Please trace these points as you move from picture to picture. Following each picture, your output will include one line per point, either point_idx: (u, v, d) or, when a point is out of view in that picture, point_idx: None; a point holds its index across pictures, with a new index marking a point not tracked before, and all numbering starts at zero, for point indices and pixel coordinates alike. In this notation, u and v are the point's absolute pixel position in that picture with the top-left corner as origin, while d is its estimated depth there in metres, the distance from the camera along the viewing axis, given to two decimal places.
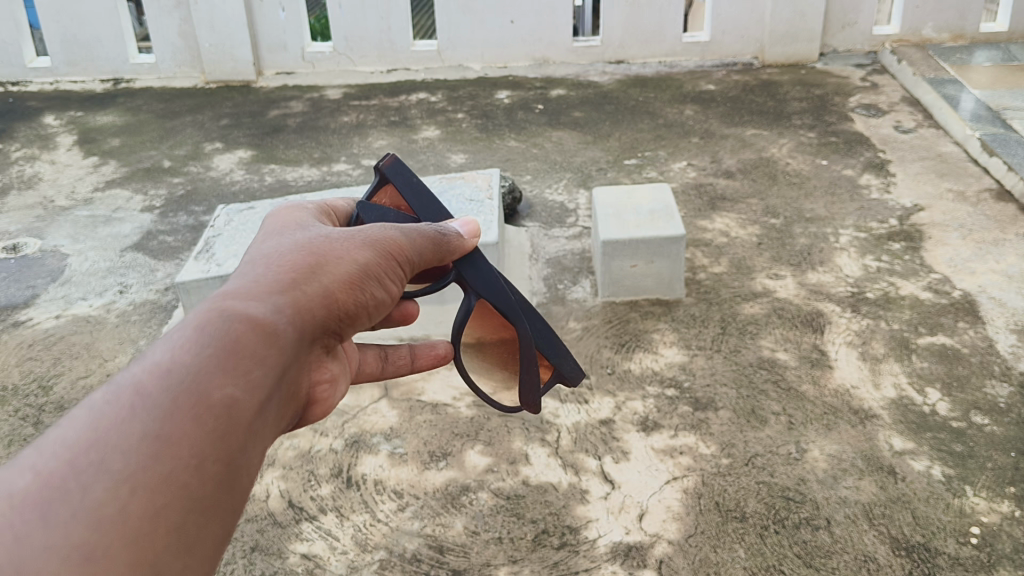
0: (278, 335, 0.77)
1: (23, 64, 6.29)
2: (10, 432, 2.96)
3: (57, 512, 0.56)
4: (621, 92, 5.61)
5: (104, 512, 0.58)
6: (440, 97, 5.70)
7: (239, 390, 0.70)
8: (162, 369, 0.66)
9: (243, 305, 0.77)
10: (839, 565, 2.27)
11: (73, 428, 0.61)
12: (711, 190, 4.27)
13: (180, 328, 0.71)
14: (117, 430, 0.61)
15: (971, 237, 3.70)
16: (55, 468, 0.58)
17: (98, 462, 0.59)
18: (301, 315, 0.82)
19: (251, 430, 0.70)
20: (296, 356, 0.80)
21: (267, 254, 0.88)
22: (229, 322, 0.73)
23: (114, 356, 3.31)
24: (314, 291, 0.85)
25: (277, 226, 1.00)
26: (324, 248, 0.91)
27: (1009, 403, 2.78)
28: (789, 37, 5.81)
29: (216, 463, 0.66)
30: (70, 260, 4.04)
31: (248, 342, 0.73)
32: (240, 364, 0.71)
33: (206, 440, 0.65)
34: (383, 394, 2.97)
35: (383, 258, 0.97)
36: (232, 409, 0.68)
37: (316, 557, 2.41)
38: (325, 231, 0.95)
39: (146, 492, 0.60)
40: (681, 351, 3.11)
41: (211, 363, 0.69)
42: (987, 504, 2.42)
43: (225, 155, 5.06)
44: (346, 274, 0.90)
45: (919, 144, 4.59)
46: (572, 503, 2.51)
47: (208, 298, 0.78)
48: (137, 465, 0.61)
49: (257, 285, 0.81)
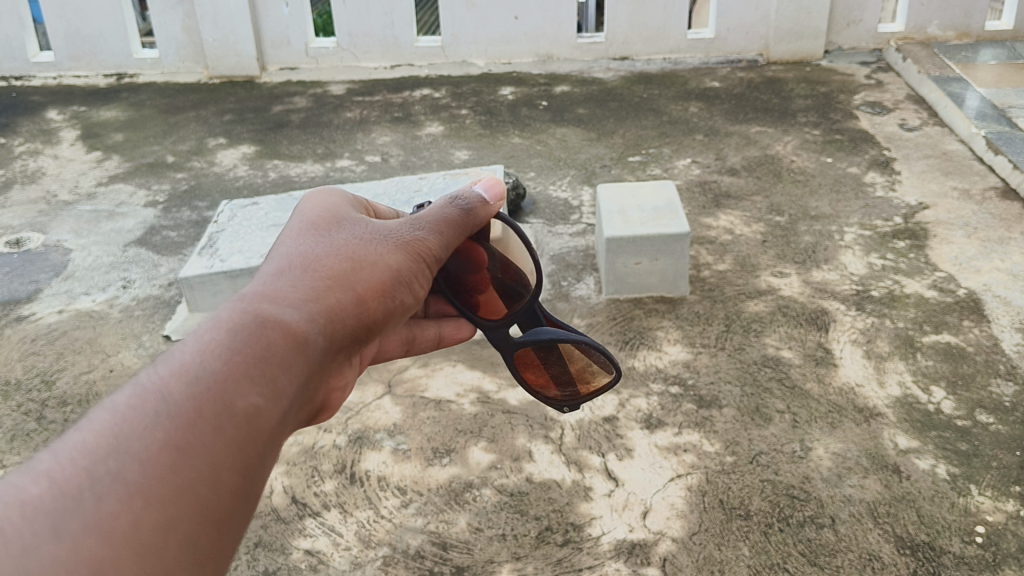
0: (308, 343, 0.80)
1: (25, 59, 6.27)
2: (12, 426, 2.95)
3: (70, 523, 0.57)
4: (625, 88, 5.59)
5: (116, 524, 0.58)
6: (444, 93, 5.69)
7: (262, 399, 0.71)
8: (188, 376, 0.68)
9: (276, 311, 0.79)
10: (844, 565, 2.26)
11: (93, 433, 0.62)
12: (715, 187, 4.26)
13: (209, 328, 0.73)
14: (137, 438, 0.62)
15: (977, 235, 3.69)
16: (68, 476, 0.59)
17: (115, 472, 0.60)
18: (332, 322, 0.84)
19: (270, 441, 0.71)
20: (323, 365, 0.83)
21: (297, 253, 0.90)
22: (261, 329, 0.75)
23: (117, 351, 3.31)
24: (345, 297, 0.88)
25: (301, 215, 1.01)
26: (362, 254, 0.94)
27: (1014, 403, 2.77)
28: (794, 35, 5.79)
29: (232, 474, 0.67)
30: (74, 254, 4.04)
31: (275, 350, 0.75)
32: (267, 374, 0.73)
33: (225, 449, 0.67)
34: (387, 391, 2.97)
35: (412, 260, 1.00)
36: (253, 419, 0.70)
37: (319, 553, 2.40)
38: (359, 232, 0.98)
39: (160, 504, 0.61)
40: (686, 349, 3.11)
41: (238, 371, 0.71)
42: (992, 504, 2.41)
43: (228, 150, 5.05)
44: (379, 280, 0.94)
45: (925, 142, 4.57)
46: (576, 500, 2.51)
47: (240, 299, 0.80)
48: (154, 478, 0.62)
49: (290, 289, 0.84)
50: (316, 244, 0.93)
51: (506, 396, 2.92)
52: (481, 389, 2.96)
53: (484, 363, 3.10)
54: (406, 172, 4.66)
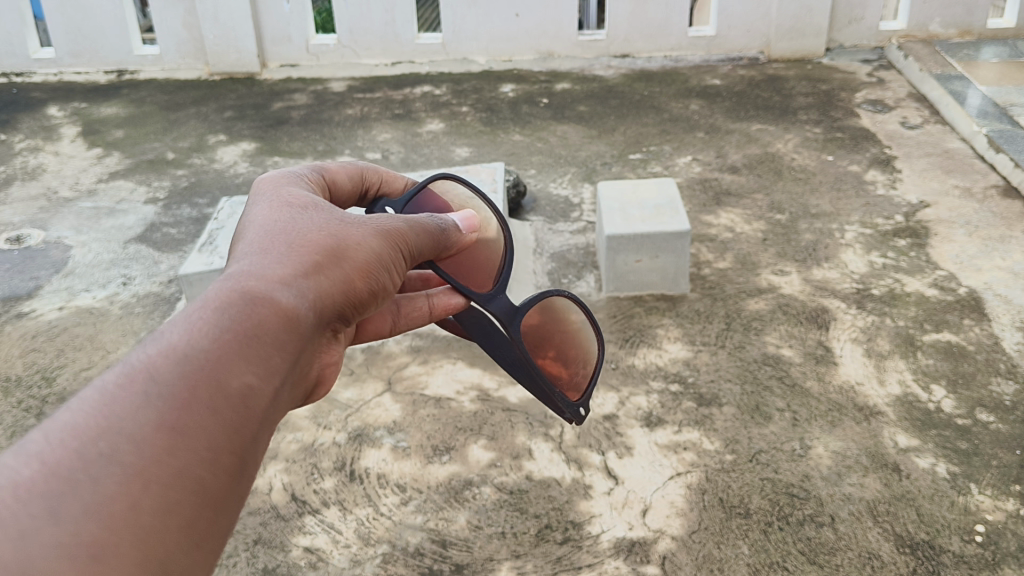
0: (300, 320, 0.82)
1: (26, 55, 6.27)
2: (12, 423, 2.96)
3: (66, 506, 0.58)
4: (627, 86, 5.58)
5: (113, 506, 0.60)
6: (445, 90, 5.68)
7: (256, 378, 0.74)
8: (179, 355, 0.69)
9: (266, 290, 0.81)
10: (843, 563, 2.26)
11: (84, 412, 0.63)
12: (716, 185, 4.26)
13: (201, 308, 0.75)
14: (133, 419, 0.64)
15: (978, 233, 3.69)
16: (59, 459, 0.59)
17: (109, 453, 0.61)
18: (322, 297, 0.88)
19: (264, 419, 0.74)
20: (314, 341, 0.86)
21: (282, 232, 0.92)
22: (252, 306, 0.78)
23: (117, 348, 3.31)
24: (334, 276, 0.90)
25: (272, 197, 1.02)
26: (346, 233, 0.96)
27: (1014, 401, 2.76)
28: (796, 33, 5.78)
29: (229, 455, 0.69)
30: (73, 251, 4.04)
31: (268, 328, 0.77)
32: (259, 354, 0.75)
33: (220, 431, 0.69)
34: (386, 389, 2.98)
35: (394, 244, 1.03)
36: (247, 398, 0.72)
37: (318, 550, 2.40)
38: (339, 212, 1.00)
39: (157, 486, 0.62)
40: (686, 346, 3.10)
41: (231, 350, 0.73)
42: (991, 503, 2.41)
43: (228, 147, 5.05)
44: (366, 259, 0.96)
45: (926, 140, 4.57)
46: (575, 498, 2.51)
47: (228, 279, 0.82)
48: (150, 459, 0.63)
49: (280, 268, 0.86)
50: (297, 220, 0.95)
51: (505, 394, 2.92)
52: (482, 387, 2.96)
53: (484, 360, 3.10)
54: (405, 169, 4.65)
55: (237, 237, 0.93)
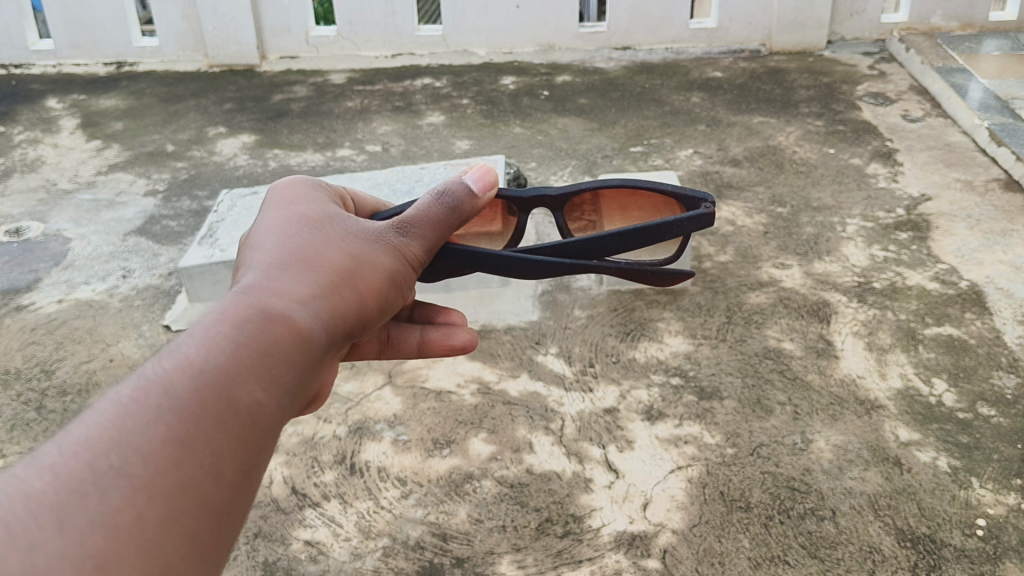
0: (311, 340, 0.88)
1: (25, 47, 6.25)
2: (12, 416, 2.95)
3: (74, 517, 0.65)
4: (628, 78, 5.56)
5: (119, 518, 0.66)
6: (445, 82, 5.66)
7: (263, 395, 0.80)
8: (193, 369, 0.76)
9: (282, 309, 0.87)
10: (845, 557, 2.26)
11: (98, 425, 0.70)
12: (717, 178, 4.24)
13: (217, 323, 0.82)
14: (142, 432, 0.71)
15: (980, 227, 3.68)
16: (70, 472, 0.67)
17: (118, 466, 0.68)
18: (334, 318, 0.93)
19: (268, 434, 0.80)
20: (323, 358, 0.91)
21: (300, 247, 0.98)
22: (267, 325, 0.84)
23: (116, 341, 3.30)
24: (349, 295, 0.96)
25: (297, 204, 1.08)
26: (361, 253, 1.02)
27: (1016, 395, 2.76)
28: (798, 25, 5.76)
29: (233, 469, 0.75)
30: (73, 244, 4.03)
31: (279, 346, 0.84)
32: (268, 373, 0.82)
33: (224, 445, 0.75)
34: (387, 381, 2.97)
35: (409, 267, 1.07)
36: (253, 413, 0.79)
37: (319, 544, 2.40)
38: (355, 229, 1.05)
39: (163, 497, 0.69)
40: (687, 340, 3.09)
41: (241, 367, 0.80)
42: (992, 497, 2.41)
43: (228, 140, 5.04)
44: (380, 279, 1.01)
45: (928, 133, 4.55)
46: (576, 491, 2.50)
47: (247, 292, 0.88)
48: (156, 472, 0.69)
49: (296, 287, 0.91)
50: (320, 237, 1.01)
51: (506, 387, 2.92)
52: (482, 380, 2.95)
53: (485, 353, 3.09)
54: (406, 162, 4.64)
55: (259, 247, 0.99)
